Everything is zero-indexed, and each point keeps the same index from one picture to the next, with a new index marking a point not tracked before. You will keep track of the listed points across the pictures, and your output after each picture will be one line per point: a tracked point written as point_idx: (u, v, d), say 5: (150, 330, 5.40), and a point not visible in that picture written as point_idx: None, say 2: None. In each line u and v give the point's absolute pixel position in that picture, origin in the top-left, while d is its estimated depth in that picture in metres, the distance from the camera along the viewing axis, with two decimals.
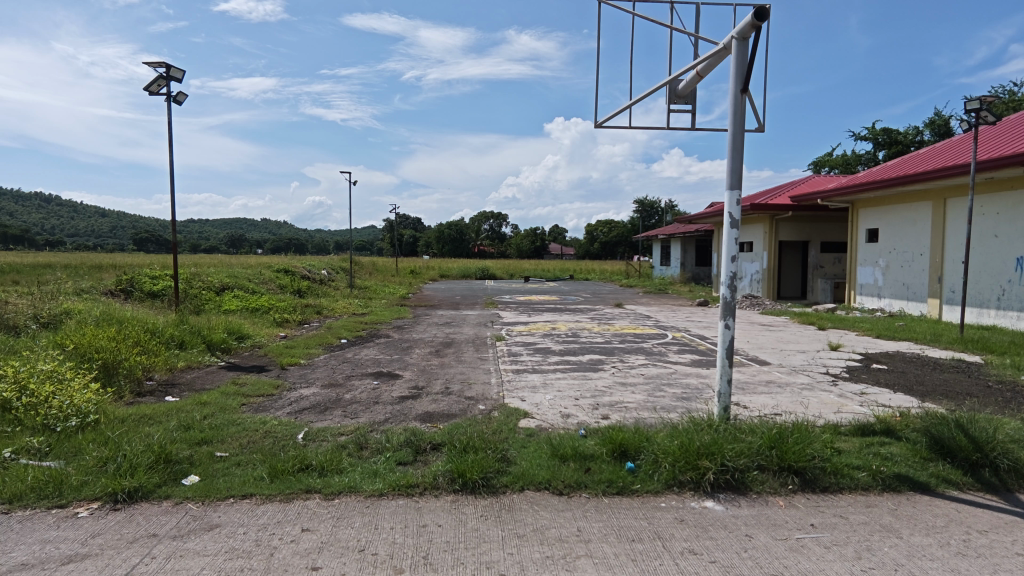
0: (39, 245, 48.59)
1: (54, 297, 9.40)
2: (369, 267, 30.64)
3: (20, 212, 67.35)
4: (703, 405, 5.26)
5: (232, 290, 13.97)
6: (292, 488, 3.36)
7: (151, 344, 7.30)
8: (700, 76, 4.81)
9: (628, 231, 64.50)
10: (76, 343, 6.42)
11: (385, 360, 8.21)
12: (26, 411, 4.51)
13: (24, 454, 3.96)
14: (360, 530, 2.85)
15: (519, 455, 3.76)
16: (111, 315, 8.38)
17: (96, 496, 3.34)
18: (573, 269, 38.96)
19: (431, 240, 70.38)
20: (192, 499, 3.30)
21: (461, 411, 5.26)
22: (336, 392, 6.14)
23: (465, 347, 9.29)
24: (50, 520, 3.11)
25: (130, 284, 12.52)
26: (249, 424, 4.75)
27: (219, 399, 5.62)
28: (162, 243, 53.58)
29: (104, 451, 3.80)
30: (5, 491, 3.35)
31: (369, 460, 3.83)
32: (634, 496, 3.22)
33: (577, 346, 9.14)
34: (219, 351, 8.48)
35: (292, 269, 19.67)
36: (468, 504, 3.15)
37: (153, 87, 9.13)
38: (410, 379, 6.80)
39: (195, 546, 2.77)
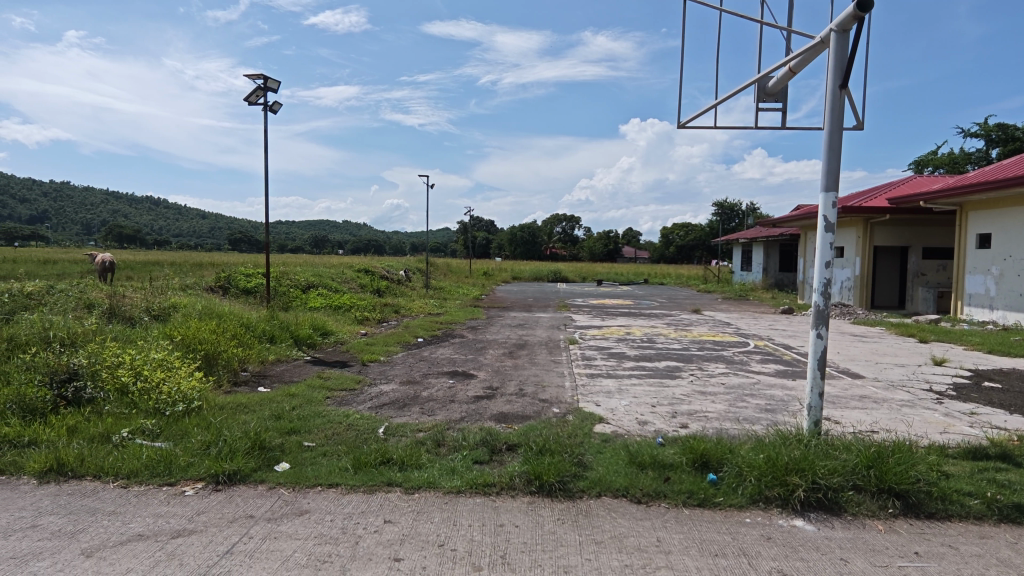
0: (149, 245, 53.26)
1: (163, 292, 10.27)
2: (444, 268, 31.41)
3: (133, 215, 74.18)
4: (790, 418, 4.99)
5: (317, 289, 14.71)
6: (374, 480, 3.48)
7: (246, 338, 7.82)
8: (793, 73, 4.57)
9: (706, 234, 62.38)
10: (182, 334, 6.98)
11: (461, 359, 8.36)
12: (140, 395, 4.94)
13: (139, 435, 4.34)
14: (440, 526, 2.91)
15: (596, 460, 3.72)
16: (212, 310, 9.05)
17: (200, 476, 3.61)
18: (649, 273, 38.20)
19: (504, 242, 71.11)
20: (284, 485, 3.50)
21: (536, 413, 5.28)
22: (414, 390, 6.33)
23: (539, 349, 9.32)
24: (162, 497, 3.39)
25: (227, 281, 13.47)
26: (334, 416, 4.98)
27: (306, 391, 5.94)
28: (254, 243, 57.38)
29: (207, 436, 4.12)
30: (124, 467, 3.69)
31: (447, 457, 3.92)
32: (716, 509, 3.10)
33: (653, 351, 8.93)
34: (305, 346, 8.96)
35: (372, 269, 20.46)
36: (546, 506, 3.15)
37: (253, 97, 9.80)
38: (485, 380, 6.90)
39: (287, 529, 2.93)
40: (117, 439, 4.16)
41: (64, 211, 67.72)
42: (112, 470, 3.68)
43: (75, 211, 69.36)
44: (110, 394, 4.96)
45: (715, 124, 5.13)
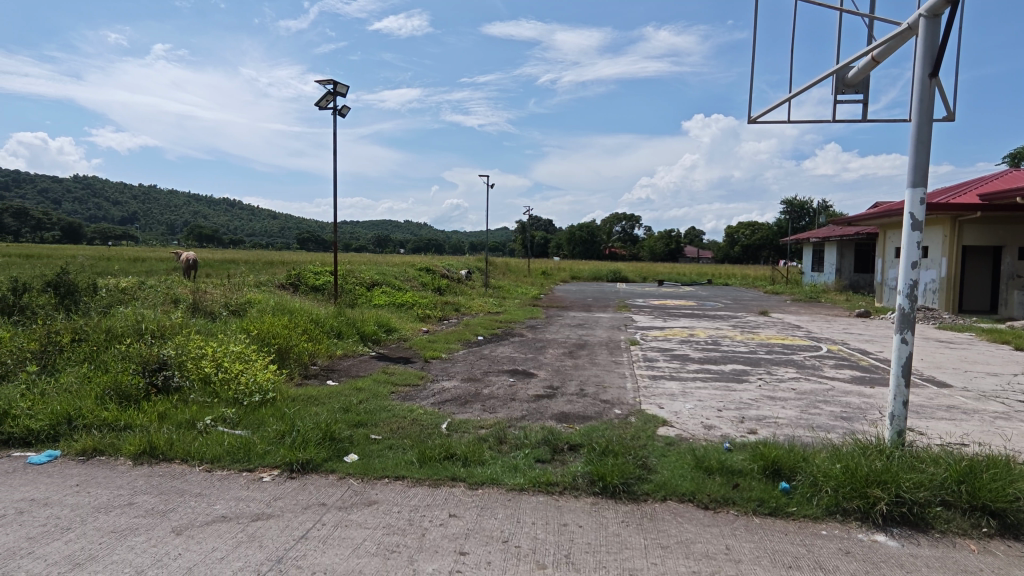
0: (225, 244, 56.34)
1: (240, 288, 10.86)
2: (503, 268, 31.64)
3: (212, 216, 78.78)
4: (869, 427, 4.72)
5: (380, 287, 15.15)
6: (439, 474, 3.56)
7: (315, 334, 8.16)
8: (876, 62, 4.32)
9: (774, 233, 59.88)
10: (258, 328, 7.35)
11: (521, 358, 8.39)
12: (221, 385, 5.25)
13: (221, 422, 4.61)
14: (504, 522, 2.94)
15: (660, 463, 3.65)
16: (284, 306, 9.49)
17: (277, 464, 3.80)
18: (713, 273, 37.07)
19: (563, 241, 70.87)
20: (353, 475, 3.63)
21: (597, 413, 5.24)
22: (475, 387, 6.41)
23: (599, 350, 9.22)
24: (242, 481, 3.60)
25: (298, 279, 14.08)
26: (399, 411, 5.12)
27: (372, 386, 6.14)
28: (321, 242, 59.61)
29: (281, 426, 4.33)
30: (208, 452, 3.93)
31: (509, 455, 3.95)
32: (788, 520, 2.98)
33: (718, 354, 8.67)
34: (370, 341, 9.25)
35: (433, 268, 20.85)
36: (609, 508, 3.12)
37: (323, 102, 10.20)
38: (545, 379, 6.90)
39: (357, 518, 3.04)
40: (202, 426, 4.44)
41: (151, 213, 72.68)
42: (198, 454, 3.93)
43: (161, 212, 74.33)
44: (194, 383, 5.28)
45: (789, 119, 4.93)
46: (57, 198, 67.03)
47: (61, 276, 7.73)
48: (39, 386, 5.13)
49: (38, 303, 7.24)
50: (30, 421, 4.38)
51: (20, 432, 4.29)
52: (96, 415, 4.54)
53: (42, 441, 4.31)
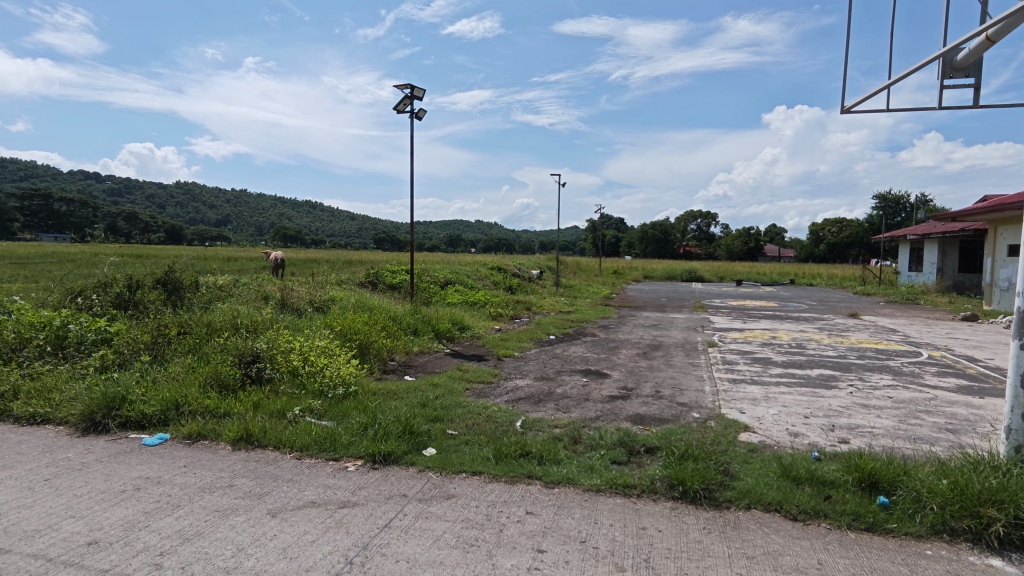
0: (308, 245, 59.37)
1: (323, 286, 11.41)
2: (574, 267, 31.51)
3: (297, 218, 83.29)
4: (980, 441, 4.33)
5: (454, 285, 15.48)
6: (515, 471, 3.59)
7: (394, 331, 8.46)
8: (991, 41, 3.96)
9: (865, 230, 56.12)
10: (340, 324, 7.70)
11: (594, 358, 8.32)
12: (308, 378, 5.55)
13: (309, 413, 4.87)
14: (581, 522, 2.93)
15: (744, 470, 3.51)
16: (364, 303, 9.89)
17: (360, 455, 3.96)
18: (796, 273, 35.22)
19: (635, 240, 69.59)
20: (432, 469, 3.73)
21: (674, 416, 5.11)
22: (548, 386, 6.42)
23: (675, 351, 8.99)
24: (328, 470, 3.78)
25: (376, 278, 14.62)
26: (474, 407, 5.21)
27: (448, 382, 6.29)
28: (396, 243, 61.58)
29: (364, 418, 4.52)
30: (298, 440, 4.16)
31: (584, 455, 3.93)
32: (888, 536, 2.78)
33: (803, 358, 8.22)
34: (445, 338, 9.47)
35: (504, 267, 21.05)
36: (690, 513, 3.04)
37: (400, 106, 10.54)
38: (619, 379, 6.81)
39: (437, 510, 3.13)
40: (292, 416, 4.70)
41: (243, 216, 77.80)
42: (288, 443, 4.17)
43: (251, 215, 79.32)
44: (284, 374, 5.61)
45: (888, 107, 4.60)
46: (163, 203, 73.18)
47: (169, 274, 8.43)
48: (151, 374, 5.62)
49: (149, 299, 7.93)
50: (144, 406, 4.81)
51: (135, 416, 4.72)
52: (199, 402, 4.92)
53: (154, 425, 4.72)
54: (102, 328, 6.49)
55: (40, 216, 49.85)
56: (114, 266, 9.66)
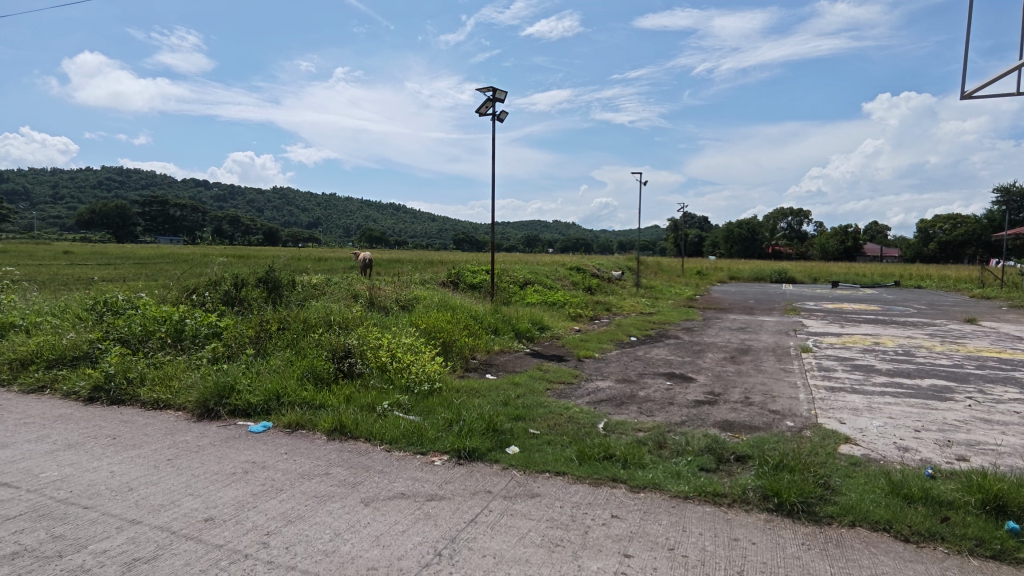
0: (392, 245, 61.87)
1: (408, 285, 11.81)
2: (655, 267, 30.83)
3: (382, 220, 86.92)
4: None
5: (533, 286, 15.56)
6: (599, 474, 3.56)
7: (476, 330, 8.63)
8: None
9: (983, 227, 50.88)
10: (425, 322, 7.96)
11: (678, 361, 8.09)
12: (396, 373, 5.78)
13: (397, 407, 5.07)
14: (669, 528, 2.86)
15: (847, 485, 3.28)
16: (447, 302, 10.15)
17: (446, 450, 4.07)
18: (902, 274, 32.50)
19: (720, 240, 66.95)
20: (516, 467, 3.77)
21: (766, 424, 4.86)
22: (631, 389, 6.31)
23: (765, 356, 8.56)
24: (416, 463, 3.92)
25: (458, 277, 14.97)
26: (555, 407, 5.22)
27: (529, 381, 6.34)
28: (475, 244, 62.89)
29: (449, 415, 4.64)
30: (387, 434, 4.33)
31: (671, 460, 3.83)
32: (1019, 566, 2.51)
33: (912, 366, 7.56)
34: (525, 338, 9.54)
35: (584, 267, 20.92)
36: (786, 527, 2.88)
37: (484, 109, 10.73)
38: (705, 384, 6.58)
39: (522, 508, 3.15)
40: (381, 409, 4.91)
41: (333, 218, 82.17)
42: (379, 435, 4.35)
43: (341, 217, 83.58)
44: (373, 370, 5.87)
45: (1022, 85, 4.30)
46: (262, 208, 78.78)
47: (269, 273, 9.06)
48: (255, 366, 6.05)
49: (252, 296, 8.55)
50: (250, 396, 5.18)
51: (242, 405, 5.10)
52: (298, 394, 5.24)
53: (258, 413, 5.08)
54: (213, 322, 7.07)
55: (159, 222, 56.27)
56: (222, 266, 10.49)
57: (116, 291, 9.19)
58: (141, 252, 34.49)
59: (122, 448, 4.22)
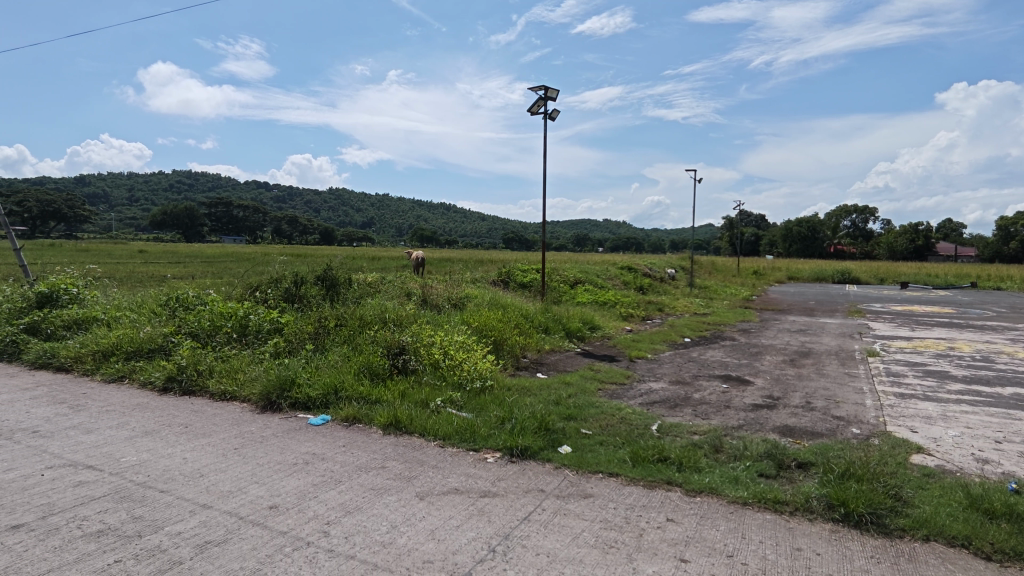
0: (443, 245, 62.84)
1: (459, 284, 11.94)
2: (709, 266, 30.07)
3: (433, 220, 88.26)
4: None
5: (584, 285, 15.46)
6: (654, 476, 3.51)
7: (527, 328, 8.65)
8: None
9: None
10: (477, 320, 8.03)
11: (734, 363, 7.87)
12: (448, 370, 5.87)
13: (450, 404, 5.15)
14: (727, 535, 2.79)
15: (920, 497, 3.11)
16: (498, 301, 10.21)
17: (499, 447, 4.09)
18: (979, 275, 30.44)
19: (778, 238, 64.58)
20: (568, 467, 3.76)
21: (830, 431, 4.66)
22: (685, 391, 6.17)
23: (828, 359, 8.20)
24: (469, 460, 3.96)
25: (508, 276, 15.03)
26: (607, 408, 5.17)
27: (580, 381, 6.30)
28: (524, 243, 63.03)
29: (501, 413, 4.68)
30: (441, 430, 4.40)
31: (728, 465, 3.72)
32: None
33: (991, 373, 7.08)
34: (576, 338, 9.49)
35: (635, 267, 20.60)
36: (853, 539, 2.76)
37: (536, 108, 10.73)
38: (764, 388, 6.36)
39: (575, 508, 3.14)
40: (434, 405, 5.00)
41: (386, 218, 84.05)
42: (432, 431, 4.42)
43: (393, 216, 85.40)
44: (427, 366, 5.97)
45: None
46: (319, 209, 81.48)
47: (327, 271, 9.37)
48: (314, 361, 6.26)
49: (311, 294, 8.86)
50: (309, 389, 5.36)
51: (302, 398, 5.29)
52: (355, 388, 5.40)
53: (318, 407, 5.26)
54: (275, 318, 7.37)
55: (224, 222, 59.11)
56: (282, 265, 10.89)
57: (187, 288, 9.72)
58: (207, 250, 36.29)
59: (193, 436, 4.46)
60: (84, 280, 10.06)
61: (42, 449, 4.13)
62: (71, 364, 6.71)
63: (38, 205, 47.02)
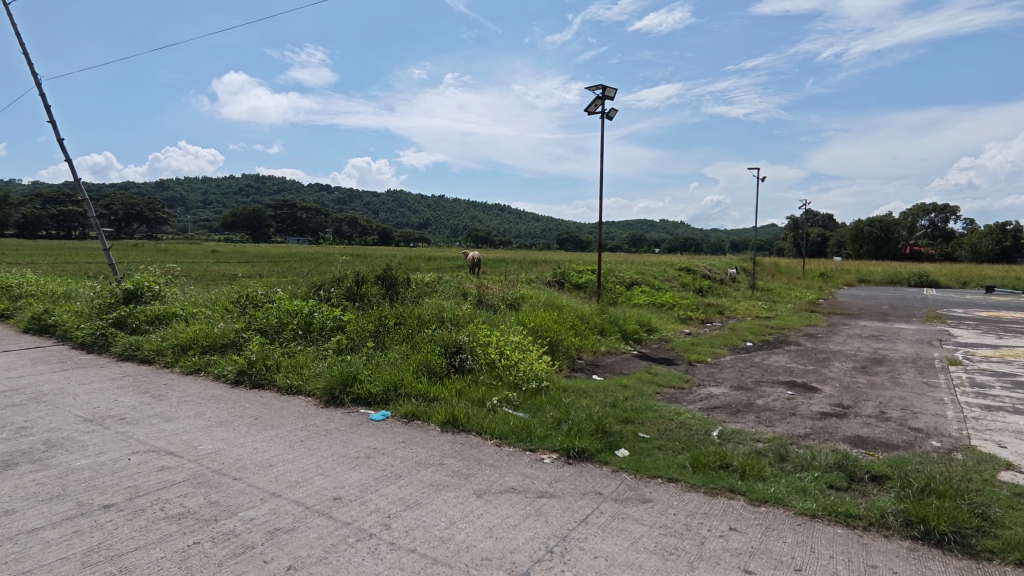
0: (497, 245, 63.43)
1: (514, 284, 12.01)
2: (772, 268, 29.00)
3: (487, 220, 89.06)
4: None
5: (640, 286, 15.21)
6: (716, 483, 3.41)
7: (582, 330, 8.60)
8: None
9: None
10: (532, 321, 8.05)
11: (800, 369, 7.54)
12: (504, 370, 5.92)
13: (506, 403, 5.19)
14: (794, 547, 2.68)
15: (1010, 517, 2.89)
16: (553, 302, 10.22)
17: (556, 448, 4.09)
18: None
19: (847, 239, 61.46)
20: (626, 470, 3.71)
21: (907, 443, 4.40)
22: (747, 396, 5.97)
23: (904, 367, 7.73)
24: (526, 460, 3.97)
25: (563, 277, 14.97)
26: (666, 412, 5.07)
27: (637, 384, 6.20)
28: (578, 244, 62.71)
29: (558, 413, 4.68)
30: (498, 428, 4.44)
31: (795, 475, 3.58)
32: None
33: None
34: (632, 339, 9.36)
35: (694, 268, 20.11)
36: (934, 558, 2.60)
37: (593, 107, 10.65)
38: (833, 395, 6.06)
39: (633, 513, 3.10)
40: (491, 404, 5.05)
41: (442, 218, 85.45)
42: (489, 429, 4.47)
43: (449, 217, 86.75)
44: (483, 366, 6.04)
45: None
46: (378, 210, 83.75)
47: (387, 271, 9.63)
48: (375, 358, 6.45)
49: (371, 293, 9.13)
50: (370, 386, 5.52)
51: (363, 394, 5.45)
52: (413, 385, 5.52)
53: (378, 402, 5.40)
54: (338, 316, 7.63)
55: (289, 224, 61.78)
56: (344, 265, 11.23)
57: (257, 286, 10.20)
58: (273, 250, 38.04)
59: (263, 427, 4.68)
60: (165, 277, 10.71)
61: (128, 435, 4.43)
62: (153, 356, 7.18)
63: (122, 208, 50.61)
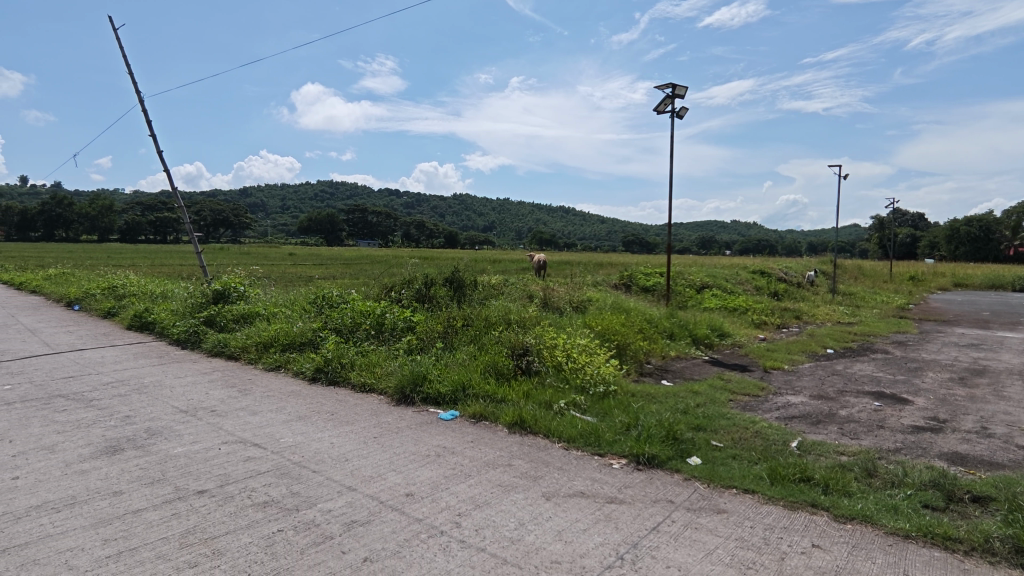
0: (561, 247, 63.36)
1: (581, 287, 11.93)
2: (855, 271, 27.29)
3: (552, 222, 88.97)
4: None
5: (712, 290, 14.71)
6: (796, 497, 3.25)
7: (650, 334, 8.43)
8: None
9: None
10: (599, 324, 7.97)
11: (888, 379, 7.05)
12: (571, 373, 5.90)
13: (573, 406, 5.16)
14: (884, 569, 2.52)
15: None
16: (620, 305, 10.07)
17: (625, 454, 4.02)
18: None
19: (941, 240, 56.95)
20: (699, 479, 3.60)
21: (1014, 462, 4.03)
22: (829, 406, 5.65)
23: (1010, 379, 7.08)
24: (595, 464, 3.93)
25: (631, 279, 14.73)
26: (740, 420, 4.87)
27: (709, 390, 6.01)
28: (645, 245, 61.63)
29: (627, 418, 4.61)
30: (565, 432, 4.42)
31: (885, 492, 3.35)
32: None
33: None
34: (703, 344, 9.08)
35: (769, 270, 19.25)
36: None
37: (662, 106, 10.44)
38: (927, 408, 5.63)
39: (707, 523, 3.00)
40: (558, 407, 5.04)
41: (507, 221, 86.17)
42: (557, 433, 4.46)
43: (514, 220, 87.34)
44: (550, 368, 6.03)
45: None
46: (445, 214, 85.56)
47: (454, 273, 9.82)
48: (443, 359, 6.57)
49: (439, 294, 9.32)
50: (440, 386, 5.64)
51: (433, 393, 5.57)
52: (481, 387, 5.60)
53: (447, 402, 5.51)
54: (408, 318, 7.85)
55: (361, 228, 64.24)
56: (414, 267, 11.53)
57: (332, 287, 10.65)
58: (346, 253, 39.86)
59: (339, 423, 4.88)
60: (249, 279, 11.39)
61: (218, 426, 4.74)
62: (239, 353, 7.64)
63: (211, 215, 54.39)
